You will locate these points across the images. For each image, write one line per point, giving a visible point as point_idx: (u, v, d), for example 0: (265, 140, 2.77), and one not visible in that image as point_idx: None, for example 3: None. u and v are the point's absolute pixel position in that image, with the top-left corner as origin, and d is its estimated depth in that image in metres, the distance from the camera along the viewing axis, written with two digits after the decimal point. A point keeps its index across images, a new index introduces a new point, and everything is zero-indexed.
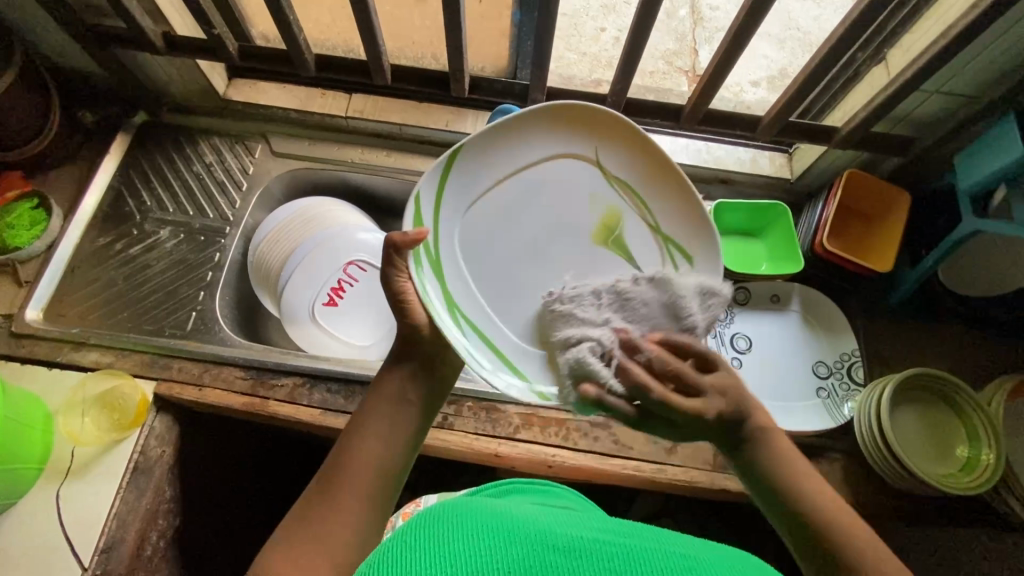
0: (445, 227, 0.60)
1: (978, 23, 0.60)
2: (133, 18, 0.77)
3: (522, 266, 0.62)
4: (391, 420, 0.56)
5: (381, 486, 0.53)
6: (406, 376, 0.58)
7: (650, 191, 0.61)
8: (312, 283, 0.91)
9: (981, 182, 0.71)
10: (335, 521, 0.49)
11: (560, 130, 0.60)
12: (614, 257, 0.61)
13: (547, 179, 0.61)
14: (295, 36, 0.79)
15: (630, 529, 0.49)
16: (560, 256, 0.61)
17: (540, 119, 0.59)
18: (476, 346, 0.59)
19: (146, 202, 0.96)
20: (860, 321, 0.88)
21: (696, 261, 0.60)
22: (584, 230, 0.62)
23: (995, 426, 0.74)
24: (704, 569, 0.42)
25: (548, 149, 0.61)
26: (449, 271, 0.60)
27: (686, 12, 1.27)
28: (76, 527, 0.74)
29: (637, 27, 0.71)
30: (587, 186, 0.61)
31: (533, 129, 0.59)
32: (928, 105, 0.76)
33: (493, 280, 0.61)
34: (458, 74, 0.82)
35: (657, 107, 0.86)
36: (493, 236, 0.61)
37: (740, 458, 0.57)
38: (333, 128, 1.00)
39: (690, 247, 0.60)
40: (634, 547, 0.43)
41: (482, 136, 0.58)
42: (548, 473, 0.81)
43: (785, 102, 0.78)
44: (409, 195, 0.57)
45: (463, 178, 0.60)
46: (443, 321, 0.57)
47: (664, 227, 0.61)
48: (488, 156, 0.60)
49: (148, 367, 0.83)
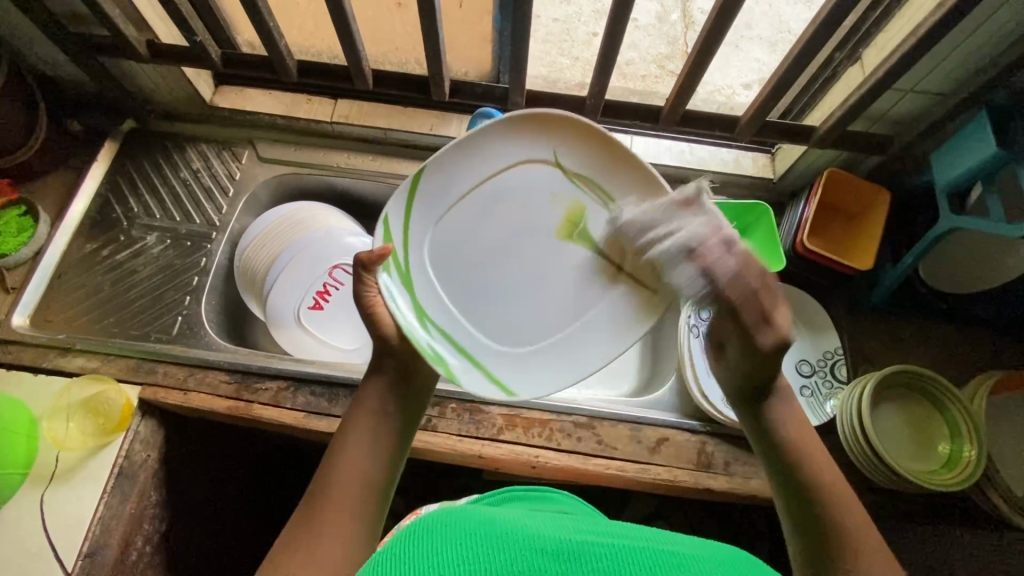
0: (415, 240, 0.62)
1: (944, 21, 0.61)
2: (116, 26, 0.78)
3: (492, 269, 0.63)
4: (373, 427, 0.56)
5: (368, 492, 0.53)
6: (384, 388, 0.58)
7: (614, 182, 0.62)
8: (298, 287, 0.92)
9: (961, 178, 0.71)
10: (322, 535, 0.49)
11: (520, 138, 0.60)
12: (580, 250, 0.64)
13: (509, 185, 0.62)
14: (276, 42, 0.80)
15: (627, 529, 0.48)
16: (533, 257, 0.64)
17: (493, 127, 0.59)
18: (446, 351, 0.61)
19: (133, 208, 0.97)
20: (844, 319, 0.88)
21: None
22: (550, 229, 0.64)
23: (977, 422, 0.74)
24: (693, 568, 0.40)
25: (506, 156, 0.61)
26: (419, 282, 0.62)
27: (677, 17, 1.28)
28: (60, 532, 0.74)
29: (613, 29, 0.72)
30: (549, 188, 0.62)
31: (495, 139, 0.60)
32: (903, 104, 0.76)
33: (464, 285, 0.63)
34: (438, 77, 0.83)
35: (638, 109, 0.87)
36: (463, 242, 0.63)
37: (753, 413, 0.62)
38: (319, 133, 1.01)
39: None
40: (623, 547, 0.42)
41: (447, 152, 0.59)
42: (531, 473, 0.81)
43: (762, 102, 0.78)
44: (379, 216, 0.59)
45: (426, 195, 0.61)
46: (414, 331, 0.59)
47: (629, 214, 0.62)
48: (448, 170, 0.60)
49: (134, 372, 0.83)
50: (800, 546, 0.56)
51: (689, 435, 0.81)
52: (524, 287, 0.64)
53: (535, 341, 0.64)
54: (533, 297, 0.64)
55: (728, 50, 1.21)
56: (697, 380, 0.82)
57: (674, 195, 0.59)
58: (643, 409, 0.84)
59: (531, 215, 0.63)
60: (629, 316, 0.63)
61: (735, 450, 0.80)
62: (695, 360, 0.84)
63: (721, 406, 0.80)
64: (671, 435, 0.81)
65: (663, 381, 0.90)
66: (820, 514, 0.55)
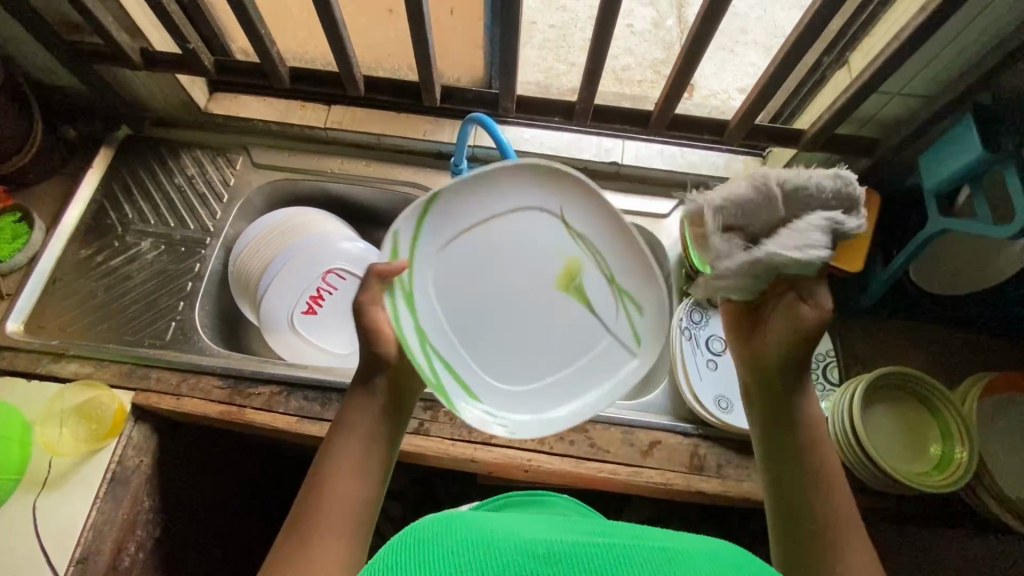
0: (420, 266, 0.62)
1: (927, 25, 0.62)
2: (110, 34, 0.79)
3: (492, 305, 0.64)
4: (365, 437, 0.56)
5: (360, 504, 0.53)
6: (376, 403, 0.58)
7: (607, 246, 0.64)
8: (291, 291, 0.92)
9: (948, 181, 0.72)
10: (309, 559, 0.49)
11: (530, 180, 0.62)
12: (573, 302, 0.65)
13: (514, 226, 0.63)
14: (268, 48, 0.80)
15: (617, 529, 0.44)
16: (527, 299, 0.64)
17: (511, 169, 0.61)
18: (443, 378, 0.61)
19: (127, 214, 0.97)
20: (836, 322, 0.88)
21: (645, 309, 0.64)
22: (548, 276, 0.64)
23: (967, 423, 0.74)
24: (686, 561, 0.38)
25: (516, 197, 0.63)
26: (422, 305, 0.62)
27: (672, 22, 1.29)
28: (51, 538, 0.74)
29: (601, 34, 0.73)
30: (553, 238, 0.64)
31: (507, 178, 0.62)
32: (890, 107, 0.78)
33: (463, 317, 0.63)
34: (429, 83, 0.84)
35: (628, 113, 0.88)
36: (462, 278, 0.63)
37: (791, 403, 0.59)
38: (312, 139, 1.01)
39: (640, 296, 0.64)
40: (615, 544, 0.39)
41: (461, 183, 0.61)
42: (523, 476, 0.81)
43: (750, 105, 0.79)
44: (388, 232, 0.59)
45: (434, 224, 0.61)
46: (414, 351, 0.59)
47: (618, 277, 0.65)
48: (463, 203, 0.62)
49: (126, 377, 0.83)
50: (778, 522, 0.55)
51: (681, 438, 0.81)
52: (513, 331, 0.64)
53: (518, 387, 0.64)
54: (520, 343, 0.64)
55: (722, 55, 1.22)
56: (688, 381, 0.83)
57: (655, 268, 0.63)
58: (635, 412, 0.84)
59: (528, 258, 0.64)
60: (620, 365, 0.65)
61: (727, 452, 0.80)
62: (686, 362, 0.85)
63: (711, 408, 0.80)
64: (663, 437, 0.81)
65: (656, 382, 0.89)
66: (816, 508, 0.53)
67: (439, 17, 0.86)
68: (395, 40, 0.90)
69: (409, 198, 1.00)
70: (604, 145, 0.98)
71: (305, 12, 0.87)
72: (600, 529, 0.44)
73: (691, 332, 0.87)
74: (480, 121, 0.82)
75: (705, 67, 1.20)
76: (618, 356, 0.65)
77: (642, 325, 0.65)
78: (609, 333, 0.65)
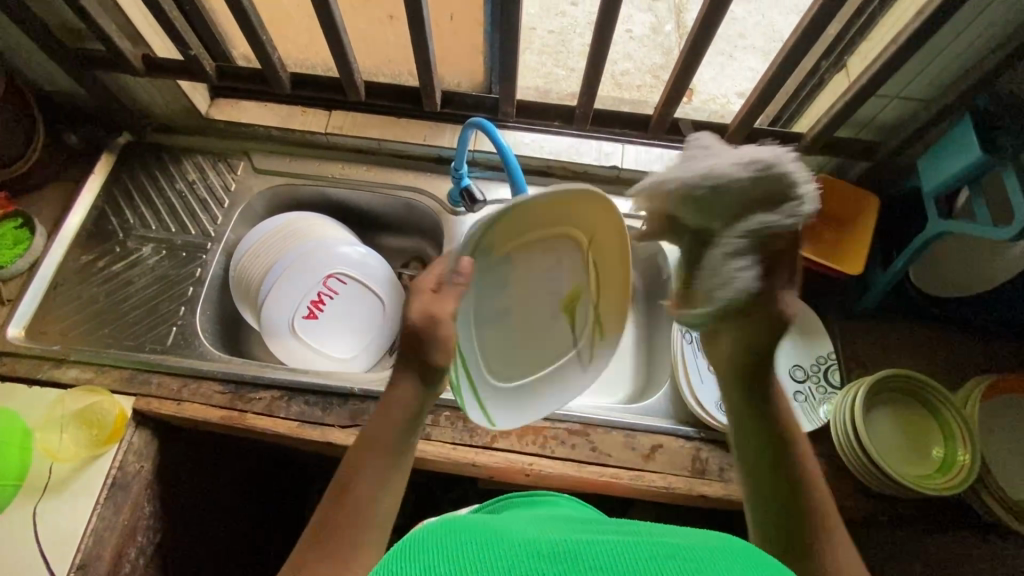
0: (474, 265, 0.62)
1: (924, 28, 0.62)
2: (113, 42, 0.80)
3: (503, 310, 0.70)
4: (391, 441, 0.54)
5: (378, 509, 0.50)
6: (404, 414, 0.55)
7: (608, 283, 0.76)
8: (292, 296, 0.92)
9: (947, 182, 0.72)
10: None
11: (581, 211, 0.67)
12: (564, 318, 0.75)
13: (548, 242, 0.69)
14: (269, 54, 0.81)
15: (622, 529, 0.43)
16: (533, 307, 0.72)
17: (584, 194, 0.64)
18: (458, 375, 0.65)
19: (129, 220, 0.97)
20: (837, 325, 0.88)
21: (606, 336, 0.79)
22: (555, 291, 0.73)
23: (970, 425, 0.74)
24: (692, 556, 0.37)
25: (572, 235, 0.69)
26: (464, 305, 0.63)
27: (671, 27, 1.30)
28: (51, 544, 0.74)
29: (600, 39, 0.73)
30: (569, 261, 0.72)
31: (570, 202, 0.65)
32: (888, 110, 0.77)
33: (482, 319, 0.67)
34: (429, 89, 0.85)
35: (627, 117, 0.90)
36: (494, 290, 0.67)
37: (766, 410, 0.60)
38: (313, 144, 1.01)
39: (608, 327, 0.78)
40: (622, 543, 0.38)
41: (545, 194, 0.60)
42: (524, 481, 0.80)
43: (748, 109, 0.79)
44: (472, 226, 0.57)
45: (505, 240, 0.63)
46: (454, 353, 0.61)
47: (602, 309, 0.77)
48: (526, 213, 0.63)
49: (127, 383, 0.83)
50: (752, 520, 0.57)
51: (683, 442, 0.81)
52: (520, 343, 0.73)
53: (516, 386, 0.74)
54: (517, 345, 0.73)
55: (721, 60, 1.23)
56: (691, 386, 0.82)
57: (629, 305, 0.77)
58: (636, 415, 0.84)
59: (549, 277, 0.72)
60: (574, 377, 0.78)
61: (729, 456, 0.80)
62: (687, 364, 0.84)
63: (714, 412, 0.80)
64: (664, 441, 0.81)
65: (657, 386, 0.90)
66: (793, 508, 0.54)
67: (439, 23, 0.86)
68: (395, 46, 0.90)
69: (410, 203, 1.00)
70: (604, 149, 0.96)
71: (306, 18, 0.87)
72: (600, 530, 0.43)
73: (692, 335, 0.87)
74: (480, 126, 0.82)
75: (704, 72, 1.21)
76: (576, 368, 0.78)
77: (599, 347, 0.79)
78: (575, 346, 0.77)
